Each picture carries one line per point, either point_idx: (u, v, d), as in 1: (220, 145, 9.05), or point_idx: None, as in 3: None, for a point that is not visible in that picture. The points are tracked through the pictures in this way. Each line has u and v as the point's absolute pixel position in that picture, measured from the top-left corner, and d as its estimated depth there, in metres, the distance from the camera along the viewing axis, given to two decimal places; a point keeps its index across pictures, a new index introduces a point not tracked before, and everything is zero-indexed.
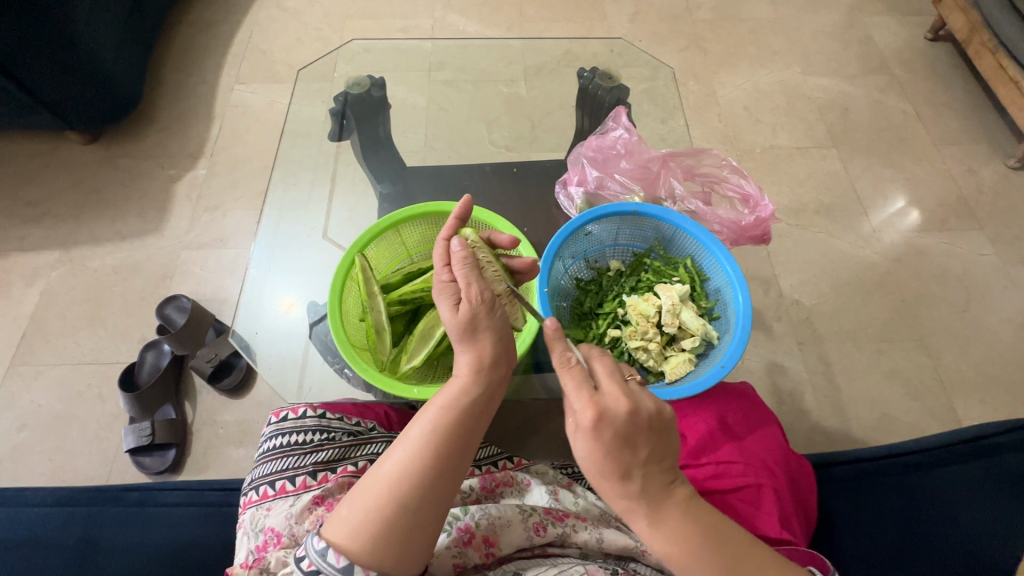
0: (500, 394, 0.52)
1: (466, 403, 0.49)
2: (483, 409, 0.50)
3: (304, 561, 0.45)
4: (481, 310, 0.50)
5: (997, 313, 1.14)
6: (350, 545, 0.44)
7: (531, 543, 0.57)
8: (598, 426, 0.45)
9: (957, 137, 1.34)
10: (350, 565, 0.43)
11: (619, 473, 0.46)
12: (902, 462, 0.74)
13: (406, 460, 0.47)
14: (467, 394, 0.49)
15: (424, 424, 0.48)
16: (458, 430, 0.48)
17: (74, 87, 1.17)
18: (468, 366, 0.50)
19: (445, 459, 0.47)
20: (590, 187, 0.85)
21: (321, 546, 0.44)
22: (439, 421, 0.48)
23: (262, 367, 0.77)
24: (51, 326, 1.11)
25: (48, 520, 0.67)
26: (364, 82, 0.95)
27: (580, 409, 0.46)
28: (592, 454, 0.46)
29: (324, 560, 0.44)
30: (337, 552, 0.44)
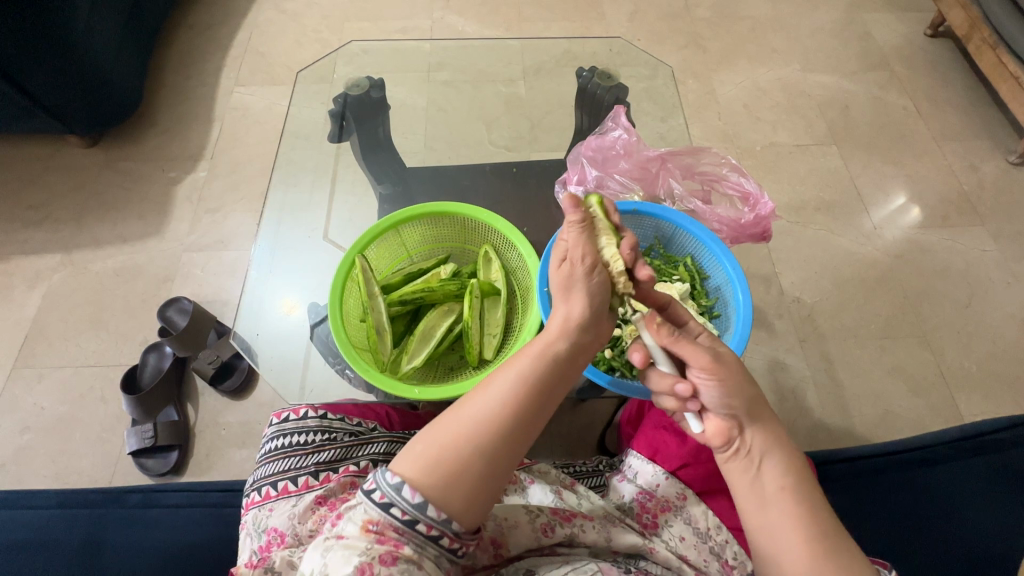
0: (585, 359, 0.52)
1: (556, 356, 0.49)
2: (568, 369, 0.50)
3: (374, 494, 0.42)
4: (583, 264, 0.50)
5: (999, 308, 1.14)
6: (425, 478, 0.43)
7: (540, 543, 0.56)
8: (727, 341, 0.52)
9: (957, 132, 1.34)
10: (424, 503, 0.42)
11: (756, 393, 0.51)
12: (904, 458, 0.74)
13: (491, 404, 0.46)
14: (560, 347, 0.49)
15: (511, 374, 0.48)
16: (544, 382, 0.48)
17: (74, 90, 1.17)
18: (560, 324, 0.50)
19: (527, 411, 0.47)
20: (590, 186, 0.84)
21: (395, 480, 0.42)
22: (528, 370, 0.48)
23: (264, 368, 0.77)
24: (54, 329, 1.12)
25: (52, 522, 0.67)
26: (363, 83, 0.94)
27: (709, 333, 0.52)
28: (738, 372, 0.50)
29: (399, 493, 0.42)
30: (412, 488, 0.42)
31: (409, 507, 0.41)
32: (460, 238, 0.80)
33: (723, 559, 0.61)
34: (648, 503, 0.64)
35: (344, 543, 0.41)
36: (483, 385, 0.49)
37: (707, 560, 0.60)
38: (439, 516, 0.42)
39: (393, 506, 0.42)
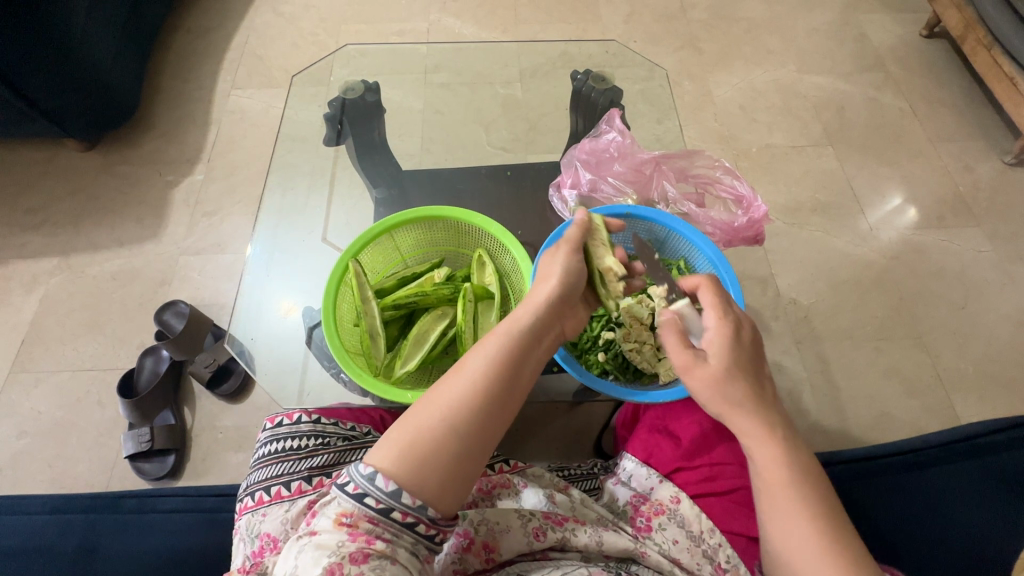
0: (551, 343, 0.55)
1: (522, 336, 0.52)
2: (534, 349, 0.53)
3: (348, 486, 0.42)
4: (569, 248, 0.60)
5: (995, 309, 1.14)
6: (401, 465, 0.42)
7: (531, 548, 0.56)
8: (738, 335, 0.53)
9: (953, 134, 1.34)
10: (398, 490, 0.42)
11: (757, 386, 0.51)
12: (893, 461, 0.74)
13: (463, 388, 0.47)
14: (525, 327, 0.53)
15: (482, 357, 0.50)
16: (513, 362, 0.50)
17: (71, 95, 1.17)
18: (528, 306, 0.55)
19: (498, 391, 0.48)
20: (584, 190, 0.84)
21: (368, 471, 0.42)
22: (497, 351, 0.50)
23: (260, 373, 0.78)
24: (51, 333, 1.12)
25: (47, 527, 0.68)
26: (358, 86, 0.94)
27: (716, 322, 0.53)
28: (734, 362, 0.51)
29: (372, 483, 0.41)
30: (385, 476, 0.42)
31: (383, 496, 0.41)
32: (455, 241, 0.80)
33: (716, 562, 0.60)
34: (642, 506, 0.64)
35: (317, 539, 0.40)
36: (455, 371, 0.50)
37: (700, 563, 0.59)
38: (414, 502, 0.42)
39: (366, 496, 0.41)
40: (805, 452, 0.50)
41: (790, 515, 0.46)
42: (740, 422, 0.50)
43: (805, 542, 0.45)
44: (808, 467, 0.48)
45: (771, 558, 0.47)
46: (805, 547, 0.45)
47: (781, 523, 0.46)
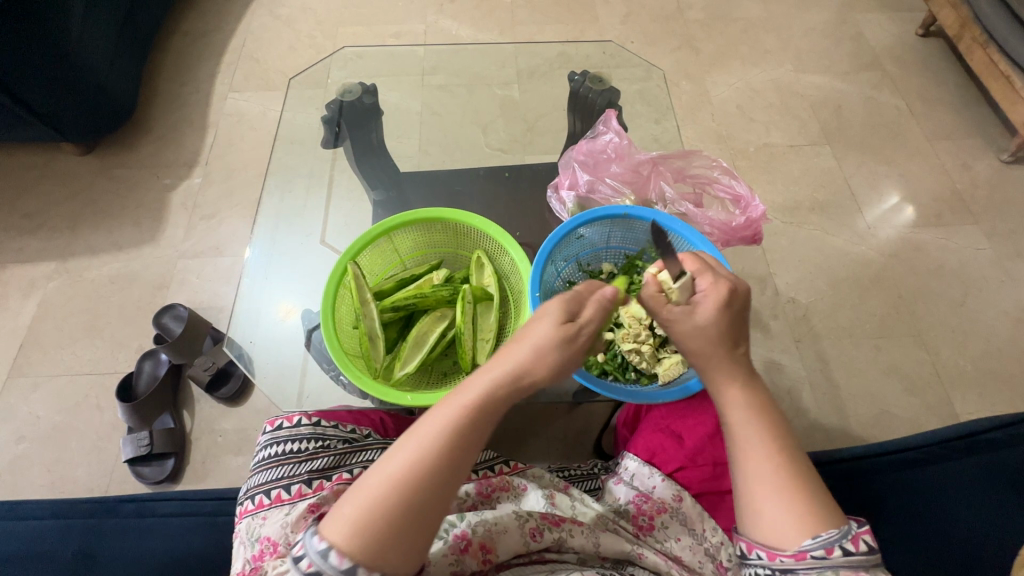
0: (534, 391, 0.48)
1: (490, 403, 0.45)
2: (503, 407, 0.46)
3: (302, 561, 0.40)
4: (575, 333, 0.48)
5: (994, 306, 1.14)
6: (353, 546, 0.40)
7: (527, 548, 0.57)
8: (731, 297, 0.52)
9: (950, 131, 1.35)
10: (353, 567, 0.39)
11: (733, 339, 0.52)
12: (895, 459, 0.75)
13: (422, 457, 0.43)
14: (498, 391, 0.46)
15: (443, 421, 0.44)
16: (476, 428, 0.44)
17: (68, 99, 1.17)
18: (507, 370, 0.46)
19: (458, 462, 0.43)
20: (581, 192, 0.84)
21: (322, 547, 0.40)
22: (459, 415, 0.44)
23: (259, 376, 0.78)
24: (49, 337, 1.12)
25: (45, 533, 0.67)
26: (356, 89, 0.95)
27: (711, 286, 0.52)
28: (718, 320, 0.51)
29: (325, 561, 0.39)
30: (339, 553, 0.39)
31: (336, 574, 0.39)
32: (454, 243, 0.80)
33: (718, 560, 0.61)
34: (644, 505, 0.64)
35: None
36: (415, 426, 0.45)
37: (702, 561, 0.60)
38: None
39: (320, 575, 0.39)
40: (768, 398, 0.52)
41: (751, 457, 0.48)
42: (713, 369, 0.51)
43: (763, 478, 0.47)
44: (768, 408, 0.51)
45: (740, 506, 0.49)
46: (766, 482, 0.47)
47: (743, 464, 0.48)
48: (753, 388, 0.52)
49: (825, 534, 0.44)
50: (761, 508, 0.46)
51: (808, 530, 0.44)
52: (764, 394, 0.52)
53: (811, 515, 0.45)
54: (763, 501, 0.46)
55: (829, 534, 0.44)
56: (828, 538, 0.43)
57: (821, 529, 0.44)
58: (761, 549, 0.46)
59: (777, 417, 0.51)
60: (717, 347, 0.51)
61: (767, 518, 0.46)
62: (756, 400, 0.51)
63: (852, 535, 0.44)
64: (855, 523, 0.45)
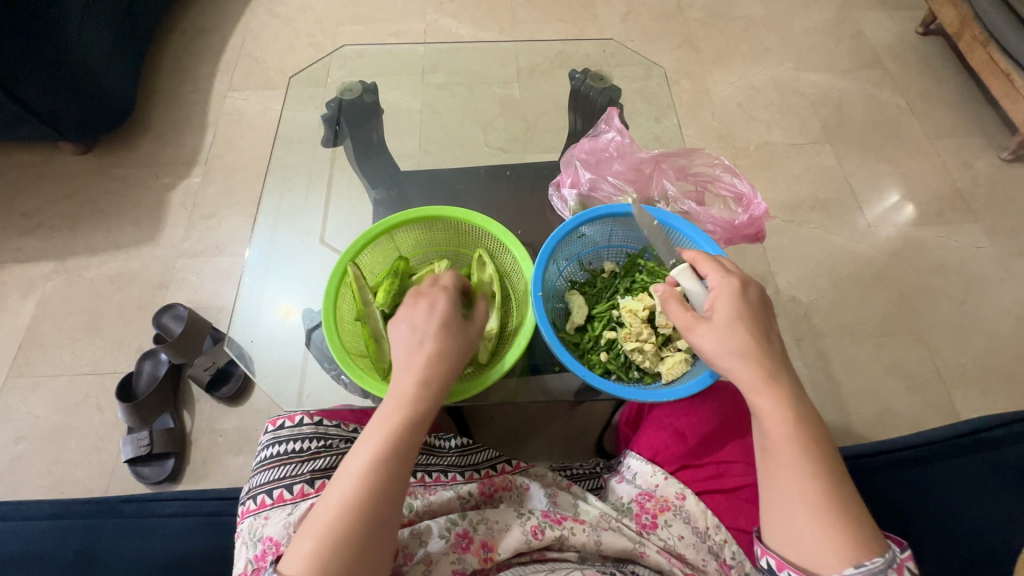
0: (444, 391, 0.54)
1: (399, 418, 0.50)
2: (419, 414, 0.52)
3: None
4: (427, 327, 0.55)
5: (995, 304, 1.14)
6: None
7: (528, 547, 0.56)
8: (741, 290, 0.55)
9: (951, 130, 1.35)
10: None
11: (764, 336, 0.53)
12: (896, 457, 0.74)
13: (355, 483, 0.47)
14: (402, 405, 0.51)
15: (364, 448, 0.49)
16: (398, 441, 0.50)
17: (67, 98, 1.16)
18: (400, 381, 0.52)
19: (387, 473, 0.48)
20: (583, 189, 0.84)
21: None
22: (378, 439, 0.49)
23: (260, 376, 0.77)
24: (48, 337, 1.11)
25: (45, 533, 0.67)
26: (355, 87, 0.95)
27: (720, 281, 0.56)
28: (741, 314, 0.53)
29: None
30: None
31: None
32: (454, 242, 0.80)
33: (721, 558, 0.61)
34: (647, 503, 0.64)
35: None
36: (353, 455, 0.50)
37: (705, 559, 0.60)
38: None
39: None
40: (807, 409, 0.50)
41: (791, 474, 0.47)
42: (747, 376, 0.51)
43: (803, 496, 0.46)
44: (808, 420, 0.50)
45: (778, 526, 0.47)
46: (812, 504, 0.46)
47: (788, 482, 0.47)
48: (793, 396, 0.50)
49: (868, 564, 0.44)
50: (808, 523, 0.46)
51: (851, 558, 0.44)
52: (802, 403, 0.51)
53: (852, 540, 0.45)
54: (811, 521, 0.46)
55: (873, 563, 0.44)
56: (871, 568, 0.43)
57: (864, 557, 0.44)
58: (793, 569, 0.46)
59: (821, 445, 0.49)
60: (752, 350, 0.51)
61: (812, 536, 0.45)
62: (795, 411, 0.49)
63: (897, 564, 0.44)
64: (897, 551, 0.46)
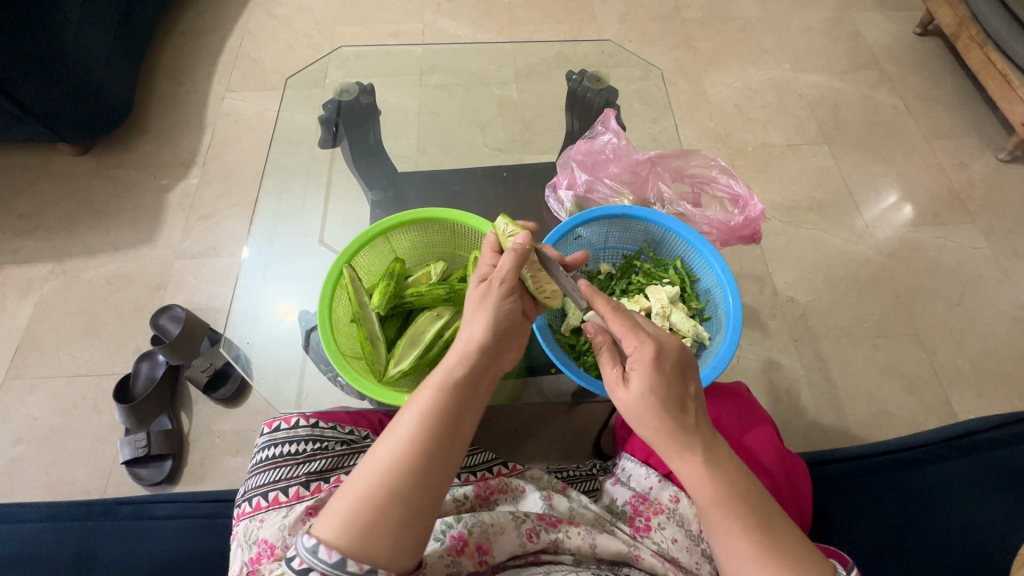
0: (495, 372, 0.53)
1: (458, 385, 0.49)
2: (478, 385, 0.50)
3: (294, 560, 0.42)
4: (498, 292, 0.53)
5: (992, 305, 1.14)
6: (342, 542, 0.42)
7: (524, 549, 0.56)
8: (658, 358, 0.50)
9: (948, 130, 1.35)
10: (342, 559, 0.41)
11: (678, 406, 0.49)
12: (889, 460, 0.74)
13: (403, 445, 0.45)
14: (460, 371, 0.50)
15: (417, 409, 0.47)
16: (453, 408, 0.48)
17: (65, 99, 1.17)
18: (463, 347, 0.51)
19: (439, 440, 0.46)
20: (580, 191, 0.84)
21: (311, 543, 0.42)
22: (431, 403, 0.48)
23: (256, 378, 0.77)
24: (46, 339, 1.11)
25: (42, 536, 0.67)
26: (353, 89, 0.95)
27: (637, 347, 0.51)
28: (654, 386, 0.49)
29: (315, 556, 0.41)
30: (328, 547, 0.41)
31: (327, 568, 0.41)
32: (451, 243, 0.80)
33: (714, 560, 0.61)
34: (641, 506, 0.64)
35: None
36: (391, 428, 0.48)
37: (698, 562, 0.60)
38: (361, 569, 0.41)
39: (311, 570, 0.41)
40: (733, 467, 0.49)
41: (722, 533, 0.47)
42: (665, 444, 0.49)
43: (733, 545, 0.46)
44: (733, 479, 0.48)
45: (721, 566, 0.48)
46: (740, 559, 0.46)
47: (719, 536, 0.47)
48: (715, 458, 0.49)
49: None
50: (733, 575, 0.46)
51: None
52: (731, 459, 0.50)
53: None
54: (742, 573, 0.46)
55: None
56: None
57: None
58: None
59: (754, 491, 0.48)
60: (660, 424, 0.49)
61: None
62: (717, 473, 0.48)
63: None
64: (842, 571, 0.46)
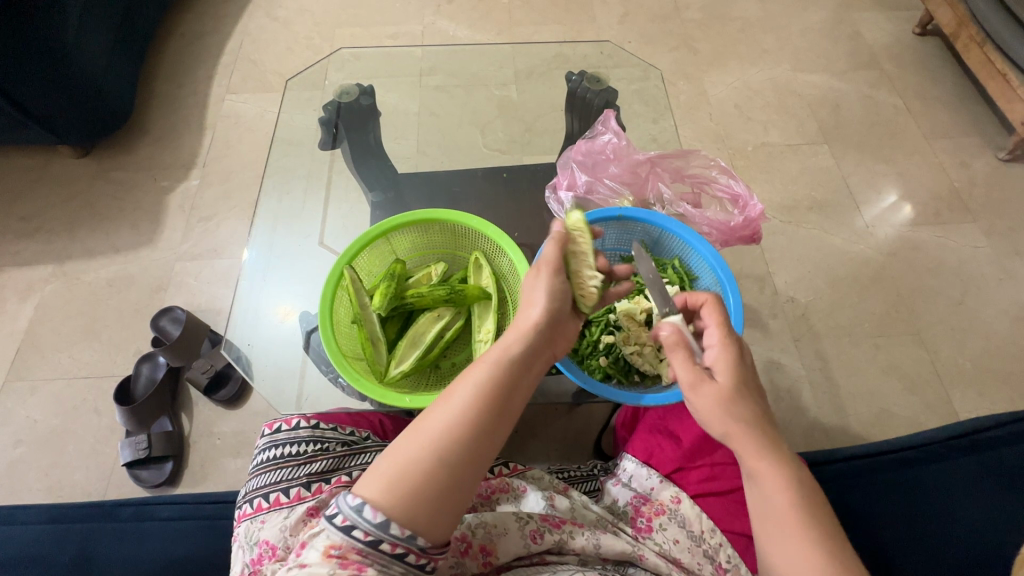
0: (541, 365, 0.53)
1: (513, 365, 0.49)
2: (528, 367, 0.51)
3: (336, 518, 0.40)
4: (549, 270, 0.56)
5: (993, 304, 1.14)
6: (387, 501, 0.41)
7: (528, 551, 0.56)
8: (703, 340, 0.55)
9: (948, 130, 1.35)
10: (387, 521, 0.40)
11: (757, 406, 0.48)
12: (892, 458, 0.75)
13: (458, 415, 0.45)
14: (513, 350, 0.50)
15: (472, 382, 0.48)
16: (505, 386, 0.48)
17: (65, 101, 1.17)
18: (516, 332, 0.52)
19: (490, 414, 0.46)
20: (580, 192, 0.84)
21: (356, 501, 0.40)
22: (487, 378, 0.48)
23: (258, 380, 0.77)
24: (46, 341, 1.11)
25: (43, 537, 0.67)
26: (353, 89, 0.94)
27: (718, 347, 0.50)
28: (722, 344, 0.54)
29: (360, 515, 0.40)
30: (374, 507, 0.41)
31: (371, 528, 0.40)
32: (452, 244, 0.80)
33: (717, 562, 0.60)
34: (642, 507, 0.64)
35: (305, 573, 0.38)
36: (444, 397, 0.48)
37: (700, 563, 0.59)
38: (403, 533, 0.40)
39: (355, 529, 0.40)
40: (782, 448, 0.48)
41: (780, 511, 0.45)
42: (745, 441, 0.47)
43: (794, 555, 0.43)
44: (805, 479, 0.46)
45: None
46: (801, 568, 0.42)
47: (777, 543, 0.44)
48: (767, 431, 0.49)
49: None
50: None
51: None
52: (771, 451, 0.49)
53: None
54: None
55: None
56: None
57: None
58: None
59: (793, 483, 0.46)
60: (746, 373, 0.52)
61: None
62: (794, 474, 0.46)
63: None
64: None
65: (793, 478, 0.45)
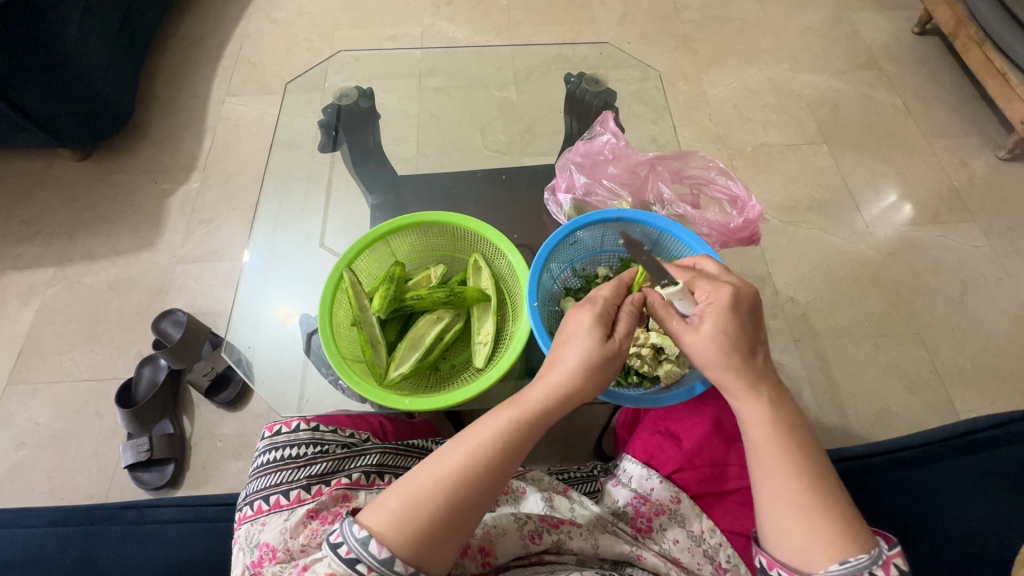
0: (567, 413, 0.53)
1: (537, 413, 0.50)
2: (551, 419, 0.51)
3: (340, 548, 0.42)
4: (622, 353, 0.52)
5: (993, 304, 1.14)
6: (393, 537, 0.43)
7: (526, 551, 0.57)
8: (734, 302, 0.51)
9: (947, 129, 1.35)
10: (391, 558, 0.42)
11: (747, 349, 0.50)
12: (895, 458, 0.74)
13: (471, 460, 0.47)
14: (541, 399, 0.51)
15: (492, 427, 0.49)
16: (520, 438, 0.49)
17: (66, 105, 1.17)
18: (549, 377, 0.51)
19: (503, 460, 0.48)
20: (579, 194, 0.84)
21: (363, 535, 0.42)
22: (507, 425, 0.49)
23: (259, 382, 0.78)
24: (49, 344, 1.12)
25: (46, 540, 0.67)
26: (352, 93, 0.93)
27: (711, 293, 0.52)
28: (727, 326, 0.50)
29: (365, 549, 0.42)
30: (379, 542, 0.42)
31: (375, 563, 0.42)
32: (451, 246, 0.80)
33: (717, 561, 0.61)
34: (642, 507, 0.64)
35: None
36: (462, 437, 0.49)
37: (700, 563, 0.61)
38: (407, 570, 0.42)
39: (359, 562, 0.42)
40: (798, 422, 0.49)
41: (778, 475, 0.47)
42: (730, 381, 0.50)
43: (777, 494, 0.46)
44: (798, 428, 0.49)
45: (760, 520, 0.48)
46: (783, 508, 0.46)
47: (763, 482, 0.47)
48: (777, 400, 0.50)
49: (853, 559, 0.43)
50: (774, 536, 0.46)
51: (835, 553, 0.43)
52: (780, 404, 0.50)
53: (838, 541, 0.44)
54: (781, 530, 0.46)
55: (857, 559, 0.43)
56: (856, 563, 0.42)
57: (848, 552, 0.43)
58: (783, 569, 0.45)
59: (803, 447, 0.48)
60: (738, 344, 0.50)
61: (782, 543, 0.46)
62: (780, 415, 0.49)
63: (883, 559, 0.43)
64: (885, 546, 0.44)
65: (778, 418, 0.49)
